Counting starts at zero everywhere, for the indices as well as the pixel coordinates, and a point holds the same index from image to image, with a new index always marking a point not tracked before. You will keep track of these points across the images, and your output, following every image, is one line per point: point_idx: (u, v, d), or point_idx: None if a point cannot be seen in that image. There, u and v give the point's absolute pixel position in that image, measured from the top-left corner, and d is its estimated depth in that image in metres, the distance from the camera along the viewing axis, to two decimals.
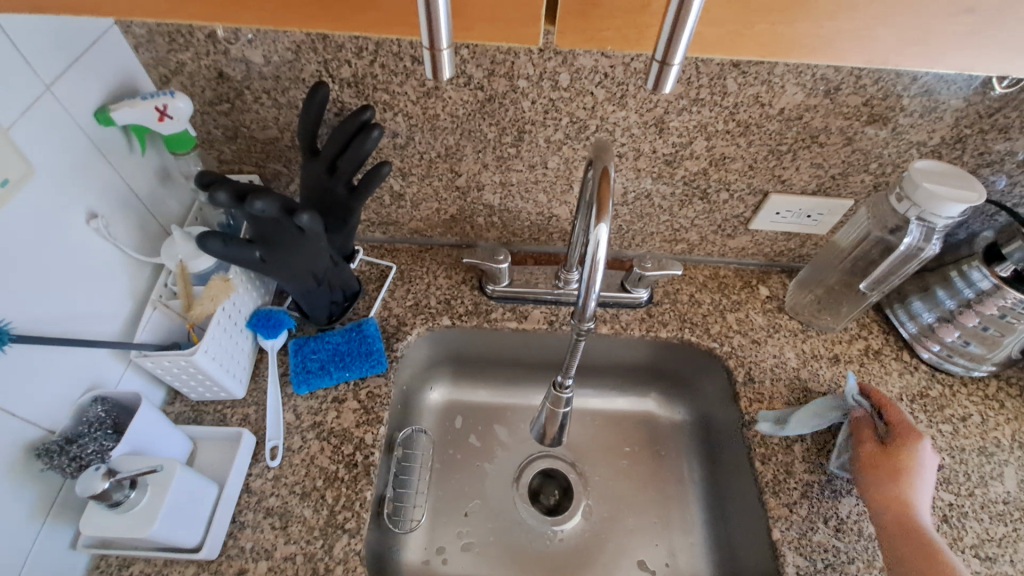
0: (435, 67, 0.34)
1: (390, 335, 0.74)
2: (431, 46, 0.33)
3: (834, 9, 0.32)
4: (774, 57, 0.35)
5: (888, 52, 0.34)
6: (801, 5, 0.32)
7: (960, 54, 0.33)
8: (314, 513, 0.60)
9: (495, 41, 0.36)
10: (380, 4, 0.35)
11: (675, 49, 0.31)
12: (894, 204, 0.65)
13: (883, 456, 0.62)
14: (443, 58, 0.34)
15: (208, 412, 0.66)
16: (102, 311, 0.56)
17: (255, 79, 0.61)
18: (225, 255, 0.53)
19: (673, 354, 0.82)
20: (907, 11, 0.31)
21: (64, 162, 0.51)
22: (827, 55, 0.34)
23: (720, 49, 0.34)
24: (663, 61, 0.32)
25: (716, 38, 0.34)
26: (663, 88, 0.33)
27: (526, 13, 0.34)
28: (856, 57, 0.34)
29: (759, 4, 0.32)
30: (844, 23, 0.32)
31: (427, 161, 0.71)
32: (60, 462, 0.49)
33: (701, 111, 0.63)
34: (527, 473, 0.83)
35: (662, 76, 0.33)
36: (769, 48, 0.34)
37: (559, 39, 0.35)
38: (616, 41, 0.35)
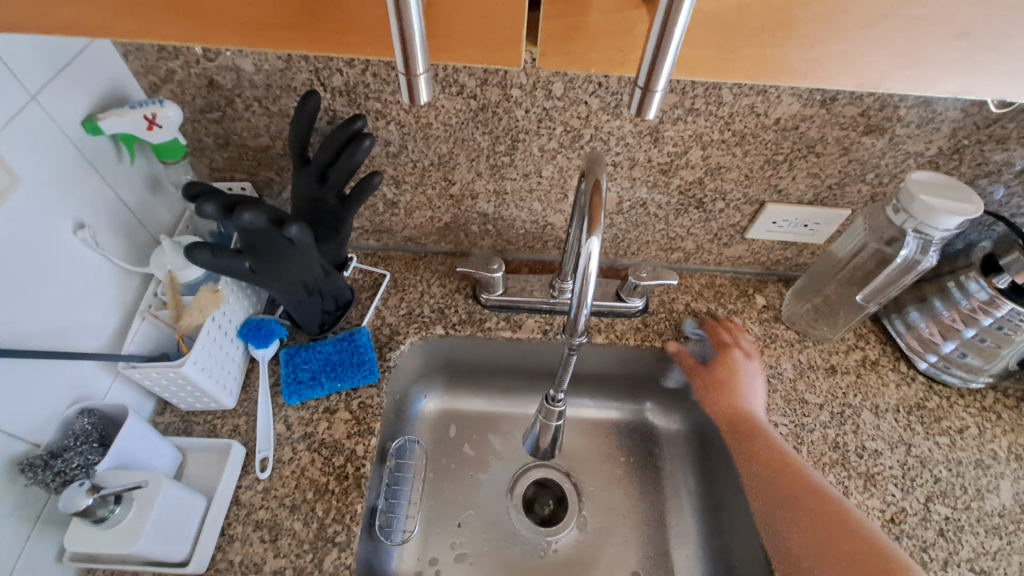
0: (412, 92, 0.34)
1: (383, 344, 0.74)
2: (408, 71, 0.32)
3: (822, 33, 0.31)
4: (764, 79, 0.34)
5: (878, 75, 0.33)
6: (790, 28, 0.31)
7: (949, 76, 0.33)
8: (303, 526, 0.59)
9: (478, 63, 0.35)
10: (358, 25, 0.35)
11: (657, 77, 0.31)
12: (891, 215, 0.64)
13: (711, 378, 0.79)
14: (420, 83, 0.33)
15: (197, 422, 0.65)
16: (89, 322, 0.56)
17: (246, 87, 0.60)
18: (214, 266, 0.53)
19: (668, 364, 0.81)
20: (897, 32, 0.31)
21: (50, 172, 0.51)
22: (816, 78, 0.34)
23: (707, 72, 0.34)
24: (646, 87, 0.31)
25: (703, 62, 0.33)
26: (647, 115, 0.32)
27: (509, 32, 0.33)
28: (845, 80, 0.34)
29: (749, 27, 0.31)
30: (833, 47, 0.32)
31: (420, 169, 0.70)
32: (44, 477, 0.48)
33: (697, 120, 0.63)
34: (521, 483, 0.82)
35: (645, 102, 0.32)
36: (757, 72, 0.33)
37: (543, 61, 0.35)
38: (602, 63, 0.34)
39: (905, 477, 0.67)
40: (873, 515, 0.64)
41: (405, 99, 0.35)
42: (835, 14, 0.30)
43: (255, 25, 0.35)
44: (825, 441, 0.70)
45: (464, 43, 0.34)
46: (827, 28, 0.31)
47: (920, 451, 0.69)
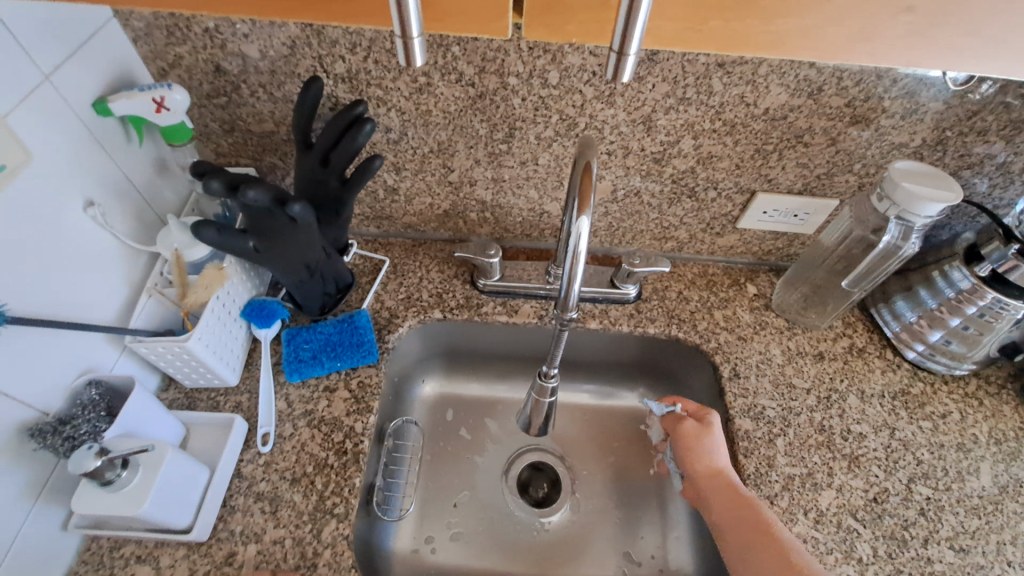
0: (407, 54, 0.35)
1: (382, 326, 0.76)
2: (404, 34, 0.34)
3: (784, 7, 0.33)
4: (730, 50, 0.36)
5: (836, 48, 0.35)
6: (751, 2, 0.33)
7: (903, 51, 0.34)
8: (303, 498, 0.61)
9: (466, 33, 0.36)
10: None
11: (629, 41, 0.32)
12: (875, 204, 0.66)
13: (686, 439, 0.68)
14: (415, 46, 0.35)
15: (201, 399, 0.67)
16: (98, 297, 0.58)
17: (252, 72, 0.62)
18: (219, 243, 0.55)
19: (660, 350, 0.83)
20: (852, 10, 0.33)
21: (61, 149, 0.53)
22: (777, 50, 0.35)
23: (675, 45, 0.36)
24: (620, 51, 0.33)
25: (673, 34, 0.35)
26: (621, 78, 0.34)
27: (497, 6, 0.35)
28: (804, 52, 0.35)
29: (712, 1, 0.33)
30: (795, 21, 0.34)
31: (420, 156, 0.72)
32: (54, 442, 0.50)
33: (688, 110, 0.65)
34: (516, 466, 0.84)
35: (620, 66, 0.34)
36: (724, 42, 0.35)
37: (527, 32, 0.36)
38: (581, 34, 0.36)
39: (888, 459, 0.69)
40: (856, 495, 0.66)
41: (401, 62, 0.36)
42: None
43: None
44: (811, 424, 0.72)
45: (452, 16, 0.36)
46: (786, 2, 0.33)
47: (904, 434, 0.71)
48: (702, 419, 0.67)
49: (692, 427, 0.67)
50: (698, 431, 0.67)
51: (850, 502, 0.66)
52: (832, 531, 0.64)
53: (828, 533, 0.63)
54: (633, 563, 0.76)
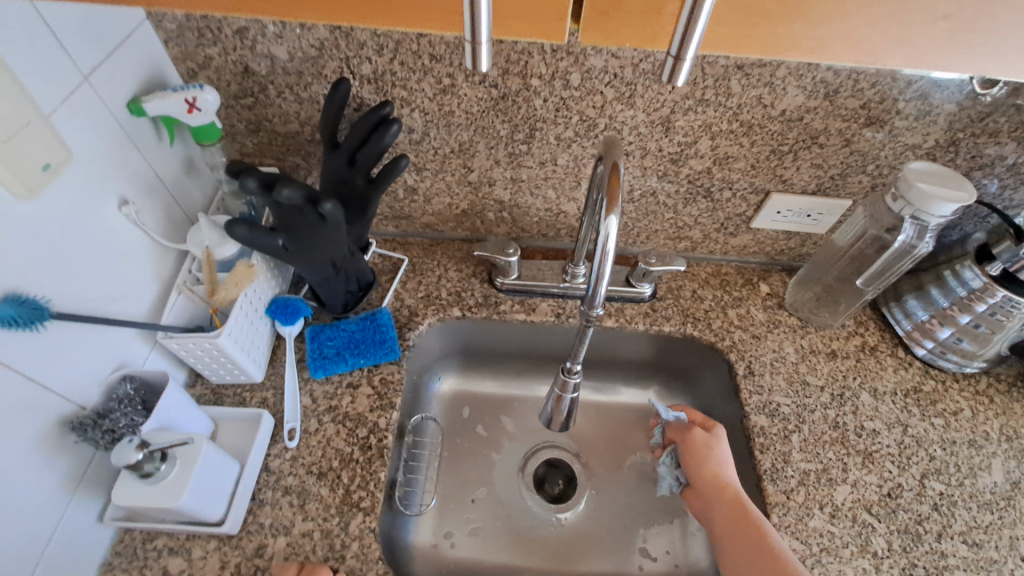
0: (474, 59, 0.34)
1: (403, 324, 0.77)
2: (472, 39, 0.33)
3: (827, 13, 0.33)
4: (774, 56, 0.35)
5: (875, 53, 0.34)
6: (799, 6, 0.32)
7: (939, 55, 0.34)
8: (329, 491, 0.62)
9: (522, 36, 0.35)
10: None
11: (687, 44, 0.32)
12: (889, 204, 0.67)
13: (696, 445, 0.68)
14: (482, 51, 0.33)
15: (227, 394, 0.68)
16: (131, 293, 0.59)
17: (279, 74, 0.64)
18: (250, 241, 0.56)
19: (674, 348, 0.84)
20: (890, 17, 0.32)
21: (98, 148, 0.54)
22: (820, 56, 0.35)
23: (725, 49, 0.35)
24: (678, 56, 0.33)
25: (722, 39, 0.35)
26: (677, 81, 0.34)
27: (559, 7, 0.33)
28: (844, 57, 0.35)
29: (761, 6, 0.33)
30: (839, 26, 0.33)
31: (441, 156, 0.74)
32: (94, 436, 0.52)
33: (706, 111, 0.66)
34: (532, 462, 0.85)
35: (676, 68, 0.34)
36: (769, 48, 0.35)
37: (583, 36, 0.35)
38: (635, 40, 0.35)
39: (901, 455, 0.70)
40: (871, 490, 0.67)
41: (468, 66, 0.35)
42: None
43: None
44: (825, 420, 0.73)
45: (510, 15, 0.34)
46: (832, 7, 0.32)
47: (917, 431, 0.73)
48: (713, 430, 0.69)
49: (702, 436, 0.68)
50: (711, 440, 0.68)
51: (865, 497, 0.67)
52: (848, 525, 0.65)
53: (844, 527, 0.65)
54: (650, 558, 0.77)
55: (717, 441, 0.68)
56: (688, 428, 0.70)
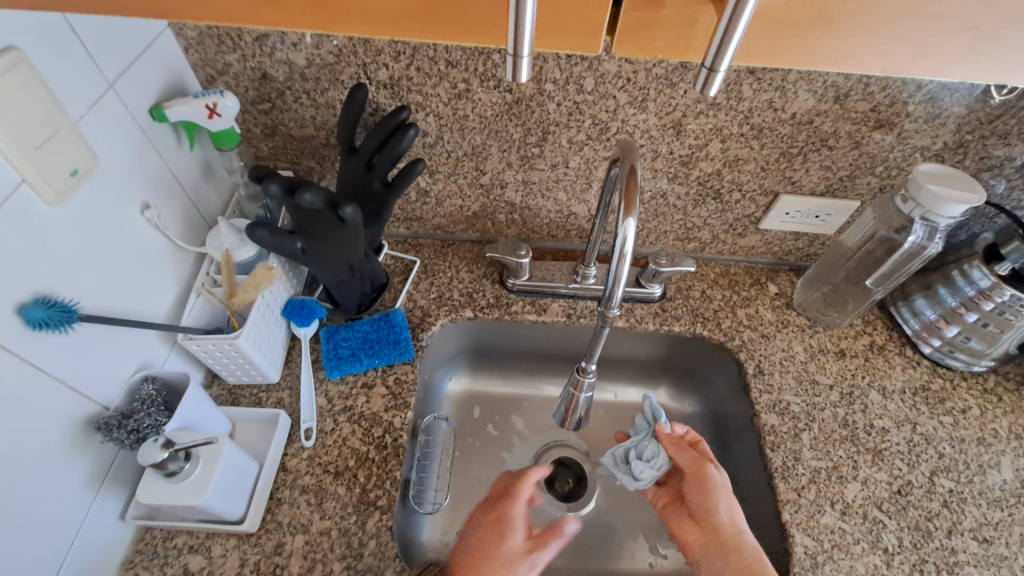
0: (515, 70, 0.33)
1: (416, 325, 0.78)
2: (515, 51, 0.32)
3: (855, 25, 0.33)
4: (803, 66, 0.36)
5: (900, 63, 0.35)
6: (828, 20, 0.33)
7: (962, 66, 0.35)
8: (346, 490, 0.63)
9: (555, 48, 0.35)
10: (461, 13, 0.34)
11: (722, 57, 0.32)
12: (899, 205, 0.68)
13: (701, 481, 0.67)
14: (524, 63, 0.33)
15: (244, 395, 0.69)
16: (152, 296, 0.60)
17: (297, 79, 0.65)
18: (270, 244, 0.57)
19: (684, 349, 0.85)
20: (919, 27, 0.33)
21: (122, 154, 0.55)
22: (847, 66, 0.36)
23: (756, 60, 0.36)
24: (712, 66, 0.33)
25: (753, 50, 0.35)
26: (710, 91, 0.34)
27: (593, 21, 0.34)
28: (869, 67, 0.36)
29: (793, 21, 0.33)
30: (866, 38, 0.34)
31: (454, 159, 0.75)
32: (119, 435, 0.52)
33: (718, 114, 0.67)
34: (542, 461, 0.86)
35: (709, 80, 0.33)
36: (798, 59, 0.36)
37: (616, 49, 0.36)
38: (667, 52, 0.35)
39: (911, 453, 0.71)
40: (881, 487, 0.68)
41: (508, 76, 0.34)
42: (866, 10, 0.33)
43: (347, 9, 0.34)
44: (835, 419, 0.74)
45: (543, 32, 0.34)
46: (858, 22, 0.33)
47: (926, 429, 0.73)
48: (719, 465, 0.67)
49: (714, 473, 0.66)
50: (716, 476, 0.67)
51: (875, 494, 0.68)
52: (858, 522, 0.66)
53: (855, 524, 0.65)
54: (660, 556, 0.78)
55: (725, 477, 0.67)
56: (700, 465, 0.67)
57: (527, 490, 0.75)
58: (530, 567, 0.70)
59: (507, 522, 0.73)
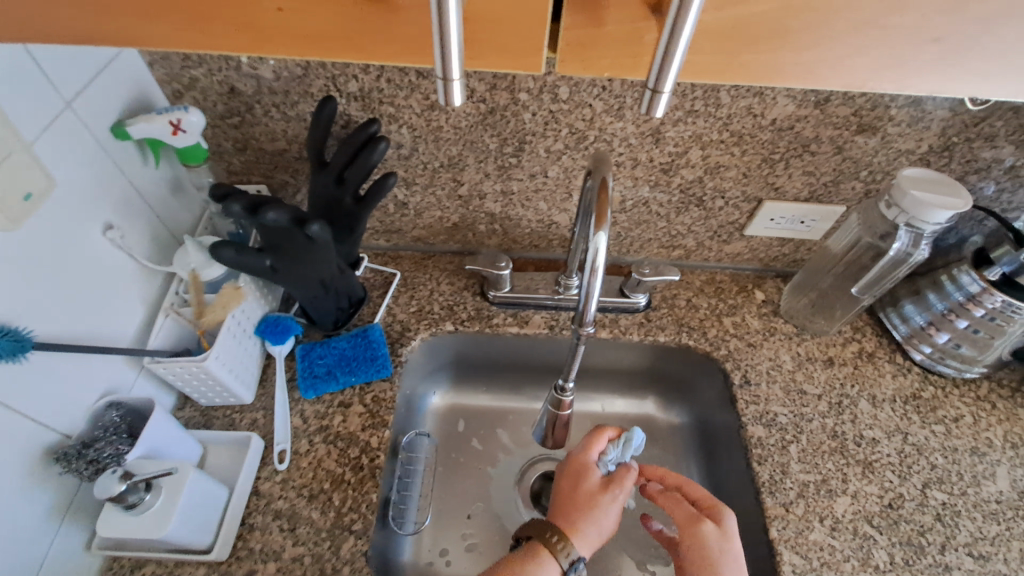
0: (447, 95, 0.34)
1: (395, 340, 0.76)
2: (444, 75, 0.32)
3: (810, 41, 0.34)
4: (760, 82, 0.37)
5: (865, 76, 0.36)
6: (783, 35, 0.34)
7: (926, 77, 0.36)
8: (321, 515, 0.61)
9: (501, 68, 0.37)
10: (397, 32, 0.34)
11: (665, 78, 0.33)
12: (884, 211, 0.67)
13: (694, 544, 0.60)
14: (455, 87, 0.33)
15: (217, 416, 0.67)
16: (116, 318, 0.58)
17: (265, 93, 0.63)
18: (237, 263, 0.55)
19: (669, 358, 0.83)
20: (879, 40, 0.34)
21: (81, 174, 0.53)
22: (807, 81, 0.37)
23: (708, 76, 0.37)
24: (655, 88, 0.33)
25: (706, 66, 0.36)
26: (656, 112, 0.35)
27: (534, 42, 0.35)
28: (833, 82, 0.37)
29: (745, 34, 0.34)
30: (823, 51, 0.35)
31: (430, 171, 0.73)
32: (77, 466, 0.51)
33: (696, 121, 0.65)
34: (528, 476, 0.83)
35: (654, 101, 0.34)
36: (753, 74, 0.36)
37: (560, 67, 0.37)
38: (614, 69, 0.36)
39: (902, 464, 0.70)
40: (872, 501, 0.67)
41: (441, 101, 0.35)
42: (822, 24, 0.33)
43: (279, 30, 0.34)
44: (824, 430, 0.72)
45: (490, 47, 0.35)
46: (814, 36, 0.34)
47: (917, 439, 0.72)
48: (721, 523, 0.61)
49: (708, 533, 0.60)
50: (716, 537, 0.60)
51: (865, 508, 0.66)
52: (848, 538, 0.64)
53: (845, 541, 0.64)
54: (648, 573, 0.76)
55: (725, 537, 0.60)
56: (695, 519, 0.62)
57: (600, 441, 0.67)
58: (614, 506, 0.62)
59: (578, 471, 0.65)
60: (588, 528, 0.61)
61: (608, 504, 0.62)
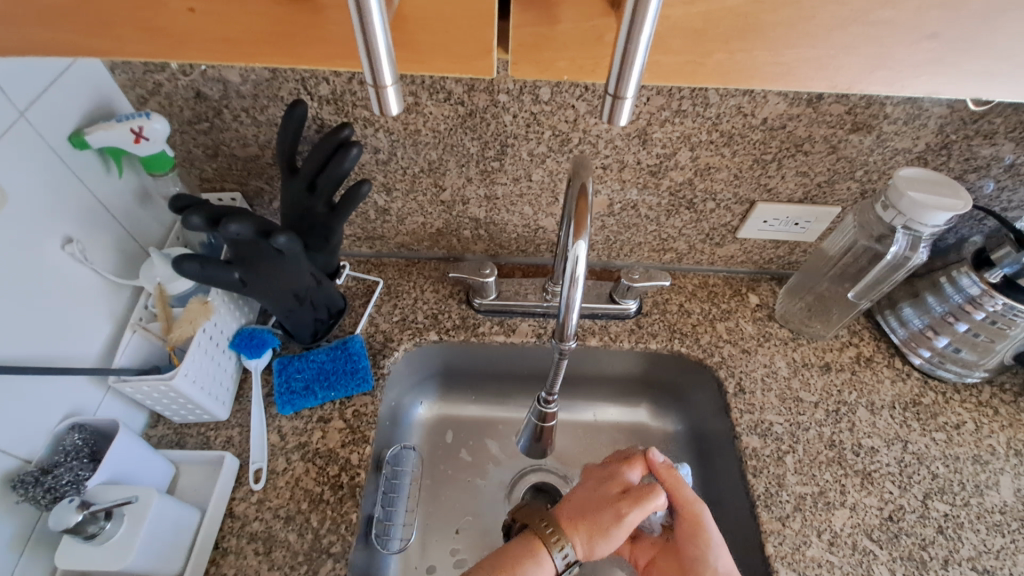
0: (382, 103, 0.33)
1: (377, 351, 0.74)
2: (376, 83, 0.31)
3: (794, 38, 0.32)
4: (736, 84, 0.35)
5: (851, 78, 0.34)
6: (759, 33, 0.31)
7: (914, 72, 0.33)
8: (297, 537, 0.59)
9: (449, 73, 0.35)
10: (322, 37, 0.34)
11: (626, 84, 0.30)
12: (881, 212, 0.64)
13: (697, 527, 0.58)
14: (390, 94, 0.32)
15: (191, 435, 0.65)
16: (80, 336, 0.56)
17: (233, 97, 0.61)
18: (203, 277, 0.53)
19: (661, 365, 0.81)
20: (865, 36, 0.31)
21: (37, 187, 0.51)
22: (788, 82, 0.34)
23: (680, 78, 0.34)
24: (616, 94, 0.31)
25: (676, 67, 0.34)
26: (618, 121, 0.32)
27: (484, 42, 0.33)
28: (816, 83, 0.34)
29: (718, 33, 0.32)
30: (806, 50, 0.32)
31: (410, 176, 0.70)
32: (35, 493, 0.48)
33: (684, 121, 0.63)
34: (519, 488, 0.80)
35: (616, 108, 0.32)
36: (728, 76, 0.34)
37: (514, 70, 0.35)
38: (573, 71, 0.35)
39: (903, 474, 0.67)
40: (871, 514, 0.64)
41: (377, 110, 0.34)
42: (802, 19, 0.31)
43: (195, 35, 0.34)
44: (821, 439, 0.69)
45: (437, 51, 0.34)
46: (794, 32, 0.31)
47: (917, 448, 0.69)
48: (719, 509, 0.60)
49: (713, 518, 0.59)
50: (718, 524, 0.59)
51: (865, 521, 0.64)
52: (847, 554, 0.61)
53: (844, 556, 0.61)
54: None
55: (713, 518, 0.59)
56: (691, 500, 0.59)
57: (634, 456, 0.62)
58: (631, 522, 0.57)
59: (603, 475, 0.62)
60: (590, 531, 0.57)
61: (619, 512, 0.57)
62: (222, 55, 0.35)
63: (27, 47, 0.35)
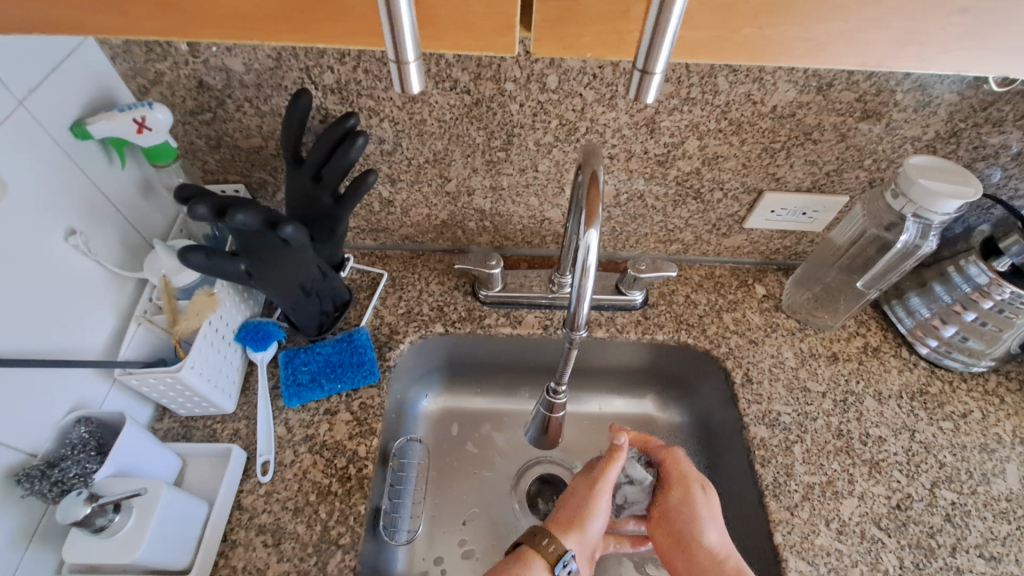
0: (403, 80, 0.33)
1: (383, 344, 0.73)
2: (397, 59, 0.31)
3: (822, 11, 0.31)
4: (763, 60, 0.34)
5: (880, 55, 0.33)
6: (788, 7, 0.31)
7: (943, 50, 0.33)
8: (306, 529, 0.59)
9: (470, 50, 0.34)
10: (343, 13, 0.33)
11: (656, 58, 0.30)
12: (889, 200, 0.64)
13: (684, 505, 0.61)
14: (411, 71, 0.32)
15: (197, 428, 0.65)
16: (83, 328, 0.55)
17: (236, 87, 0.60)
18: (209, 268, 0.52)
19: (668, 356, 0.81)
20: (893, 10, 0.31)
21: (38, 177, 0.50)
22: (816, 58, 0.34)
23: (706, 54, 0.34)
24: (645, 69, 0.31)
25: (697, 43, 0.33)
26: (646, 97, 0.32)
27: (505, 18, 0.33)
28: (845, 59, 0.34)
29: (746, 6, 0.31)
30: (835, 25, 0.32)
31: (415, 166, 0.70)
32: (41, 487, 0.48)
33: (692, 110, 0.62)
34: (525, 479, 0.80)
35: (644, 84, 0.32)
36: (756, 52, 0.34)
37: (536, 47, 0.34)
38: (596, 47, 0.34)
39: (910, 463, 0.67)
40: (879, 503, 0.64)
41: (397, 88, 0.34)
42: None
43: (213, 11, 0.33)
44: (829, 429, 0.69)
45: (456, 31, 0.33)
46: (823, 6, 0.31)
47: (925, 437, 0.69)
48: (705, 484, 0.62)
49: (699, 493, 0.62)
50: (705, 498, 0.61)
51: (873, 510, 0.64)
52: (855, 542, 0.62)
53: (852, 545, 0.61)
54: None
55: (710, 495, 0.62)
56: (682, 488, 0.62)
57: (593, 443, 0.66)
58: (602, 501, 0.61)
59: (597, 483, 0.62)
60: (565, 514, 0.61)
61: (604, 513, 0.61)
62: (236, 31, 0.34)
63: (41, 26, 0.34)
